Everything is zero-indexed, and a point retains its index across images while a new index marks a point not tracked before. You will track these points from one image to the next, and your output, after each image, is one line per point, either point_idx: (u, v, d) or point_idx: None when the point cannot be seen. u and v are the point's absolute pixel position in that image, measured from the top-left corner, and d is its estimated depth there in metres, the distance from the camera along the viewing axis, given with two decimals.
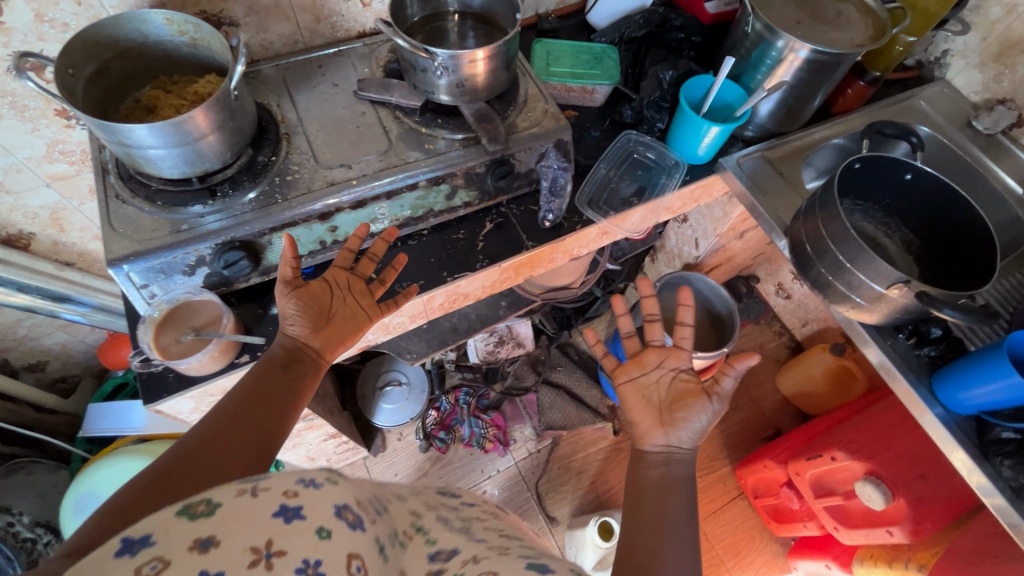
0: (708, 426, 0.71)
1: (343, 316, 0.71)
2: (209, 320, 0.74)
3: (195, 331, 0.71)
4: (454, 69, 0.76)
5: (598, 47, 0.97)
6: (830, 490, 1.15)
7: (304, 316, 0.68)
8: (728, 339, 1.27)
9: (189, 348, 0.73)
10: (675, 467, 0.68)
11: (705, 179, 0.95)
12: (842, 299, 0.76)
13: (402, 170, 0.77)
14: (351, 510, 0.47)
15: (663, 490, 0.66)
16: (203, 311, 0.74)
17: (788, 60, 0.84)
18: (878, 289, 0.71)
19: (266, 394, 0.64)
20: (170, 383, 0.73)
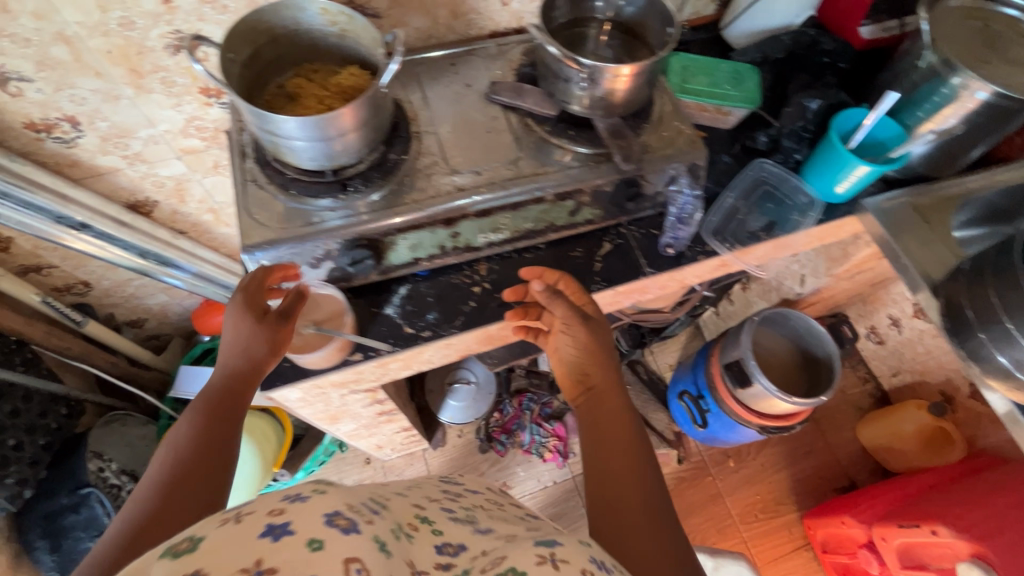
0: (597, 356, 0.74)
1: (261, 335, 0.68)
2: (327, 312, 0.73)
3: (316, 325, 0.71)
4: (597, 82, 0.73)
5: (735, 66, 0.90)
6: (919, 564, 1.07)
7: (235, 343, 0.67)
8: (824, 385, 1.18)
9: (304, 342, 0.72)
10: (620, 407, 0.71)
11: (840, 220, 0.88)
12: (1001, 374, 0.69)
13: (531, 181, 0.74)
14: (344, 516, 0.42)
15: (620, 445, 0.66)
16: (321, 304, 0.74)
17: (961, 100, 0.76)
18: None
19: (212, 414, 0.64)
20: (286, 371, 0.74)
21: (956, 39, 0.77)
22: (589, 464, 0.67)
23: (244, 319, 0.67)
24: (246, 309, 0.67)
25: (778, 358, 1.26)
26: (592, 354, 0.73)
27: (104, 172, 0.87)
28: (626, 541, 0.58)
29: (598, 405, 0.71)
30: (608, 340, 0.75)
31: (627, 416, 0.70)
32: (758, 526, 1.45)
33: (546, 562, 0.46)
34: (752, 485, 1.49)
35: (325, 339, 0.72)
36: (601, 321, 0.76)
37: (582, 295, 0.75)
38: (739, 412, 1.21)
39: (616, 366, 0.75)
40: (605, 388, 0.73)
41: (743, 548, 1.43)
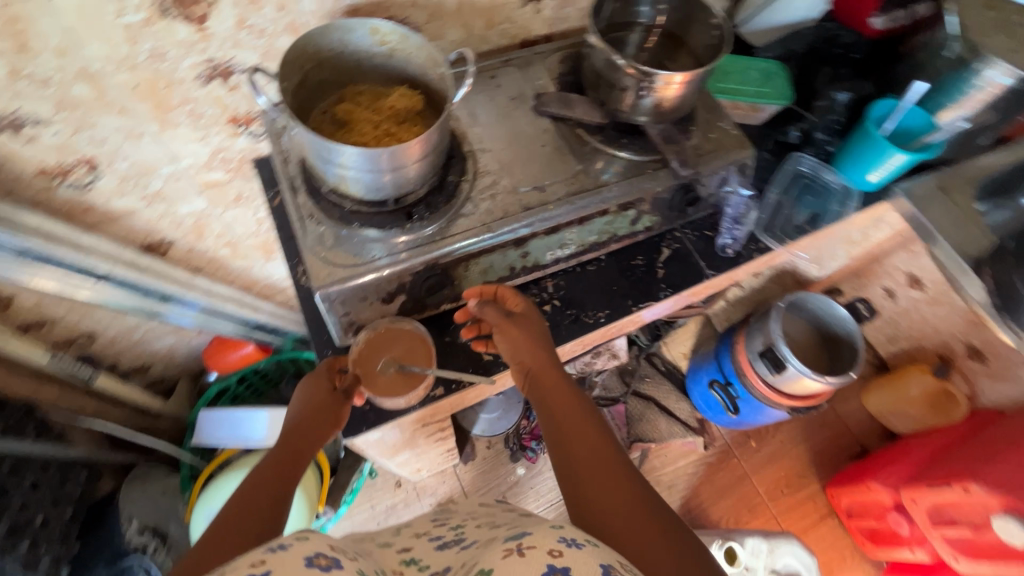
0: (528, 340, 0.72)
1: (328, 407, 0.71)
2: (410, 351, 0.75)
3: (399, 365, 0.73)
4: (651, 90, 0.73)
5: (765, 65, 0.92)
6: (951, 520, 1.15)
7: (307, 408, 0.70)
8: (847, 362, 1.24)
9: (391, 383, 0.74)
10: (563, 384, 0.68)
11: (874, 206, 0.91)
12: None
13: (595, 194, 0.73)
14: (325, 558, 0.42)
15: (569, 419, 0.64)
16: (402, 341, 0.75)
17: (987, 88, 0.79)
18: None
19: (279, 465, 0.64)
20: (369, 416, 0.77)
21: (982, 26, 0.80)
22: (550, 446, 0.63)
23: (315, 391, 0.71)
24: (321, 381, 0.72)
25: (799, 340, 1.30)
26: (525, 345, 0.72)
27: (120, 215, 0.80)
28: (597, 505, 0.53)
29: (540, 387, 0.69)
30: (539, 326, 0.74)
31: (570, 390, 0.68)
32: (785, 500, 1.51)
33: (512, 553, 0.45)
34: (774, 462, 1.55)
35: (415, 379, 0.75)
36: (530, 312, 0.75)
37: (514, 296, 0.75)
38: (769, 396, 1.24)
39: (550, 347, 0.73)
40: (543, 369, 0.71)
41: (775, 524, 1.48)
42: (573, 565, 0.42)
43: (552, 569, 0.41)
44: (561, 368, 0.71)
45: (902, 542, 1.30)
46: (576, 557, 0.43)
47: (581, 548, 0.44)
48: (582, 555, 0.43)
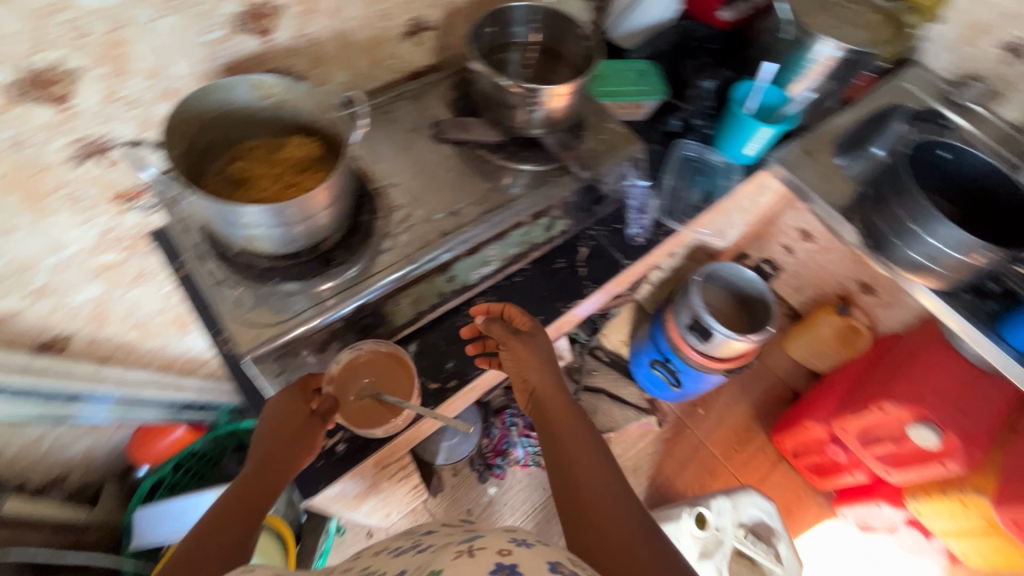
0: (531, 360, 0.76)
1: (306, 428, 0.67)
2: (391, 377, 0.74)
3: (376, 395, 0.72)
4: (541, 104, 0.77)
5: (638, 65, 1.00)
6: (877, 439, 1.28)
7: (282, 428, 0.66)
8: (763, 319, 1.36)
9: (365, 412, 0.73)
10: (565, 407, 0.74)
11: (756, 176, 1.01)
12: (920, 270, 0.84)
13: (507, 209, 0.77)
14: None
15: (571, 438, 0.69)
16: (385, 366, 0.74)
17: (822, 62, 0.91)
18: (960, 257, 0.79)
19: (259, 474, 0.65)
20: (324, 471, 0.73)
21: (807, 9, 0.92)
22: (550, 460, 0.69)
23: (291, 413, 0.67)
24: (302, 397, 0.69)
25: (720, 308, 1.41)
26: (531, 363, 0.76)
27: (3, 318, 0.73)
28: (596, 522, 0.59)
29: (543, 407, 0.74)
30: (546, 349, 0.78)
31: (572, 413, 0.73)
32: (739, 456, 1.61)
33: (462, 554, 0.48)
34: (723, 423, 1.65)
35: (391, 411, 0.74)
36: (536, 332, 0.79)
37: (521, 315, 0.79)
38: (704, 363, 1.33)
39: (556, 370, 0.78)
40: (546, 391, 0.76)
41: (734, 480, 1.58)
42: (520, 561, 0.46)
43: (499, 566, 0.45)
44: (563, 390, 0.76)
45: (842, 469, 1.43)
46: (523, 554, 0.47)
47: (530, 548, 0.49)
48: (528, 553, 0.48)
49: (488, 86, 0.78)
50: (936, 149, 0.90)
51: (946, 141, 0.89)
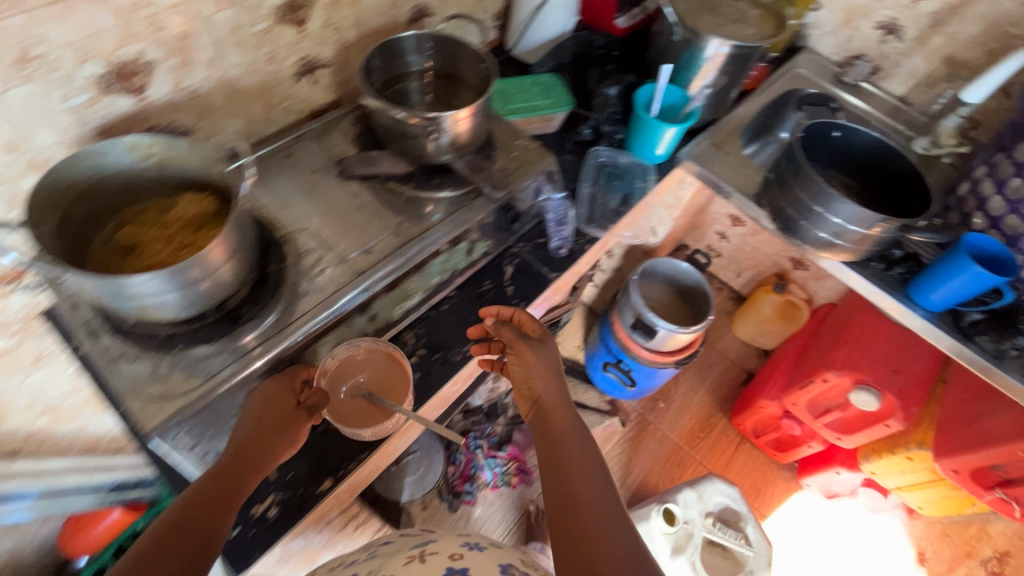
0: (539, 365, 0.74)
1: (286, 418, 0.64)
2: (383, 378, 0.76)
3: (371, 396, 0.73)
4: (443, 130, 0.77)
5: (542, 79, 1.02)
6: (826, 409, 1.32)
7: (266, 417, 0.63)
8: (704, 308, 1.39)
9: (355, 412, 0.74)
10: (566, 419, 0.70)
11: (670, 174, 1.04)
12: (828, 246, 0.87)
13: (423, 239, 0.76)
14: None
15: (568, 451, 0.66)
16: (379, 367, 0.76)
17: (713, 58, 0.95)
18: (860, 230, 0.83)
19: (237, 461, 0.61)
20: (257, 541, 0.68)
21: (691, 12, 0.95)
22: (544, 471, 0.66)
23: (278, 398, 0.65)
24: (289, 384, 0.67)
25: (661, 303, 1.44)
26: (541, 369, 0.74)
27: None
28: (588, 547, 0.56)
29: (546, 416, 0.71)
30: (553, 357, 0.76)
31: (572, 426, 0.70)
32: (703, 443, 1.64)
33: (413, 559, 0.57)
34: (685, 413, 1.68)
35: (379, 413, 0.74)
36: (547, 340, 0.78)
37: (532, 322, 0.78)
38: (654, 359, 1.35)
39: (562, 380, 0.75)
40: (552, 400, 0.73)
41: (703, 468, 1.60)
42: (470, 564, 0.56)
43: (450, 570, 0.55)
44: (566, 402, 0.73)
45: (800, 441, 1.47)
46: (474, 558, 0.57)
47: (481, 551, 0.59)
48: (480, 557, 0.57)
49: (387, 118, 0.76)
50: (830, 128, 0.94)
51: (840, 121, 0.93)
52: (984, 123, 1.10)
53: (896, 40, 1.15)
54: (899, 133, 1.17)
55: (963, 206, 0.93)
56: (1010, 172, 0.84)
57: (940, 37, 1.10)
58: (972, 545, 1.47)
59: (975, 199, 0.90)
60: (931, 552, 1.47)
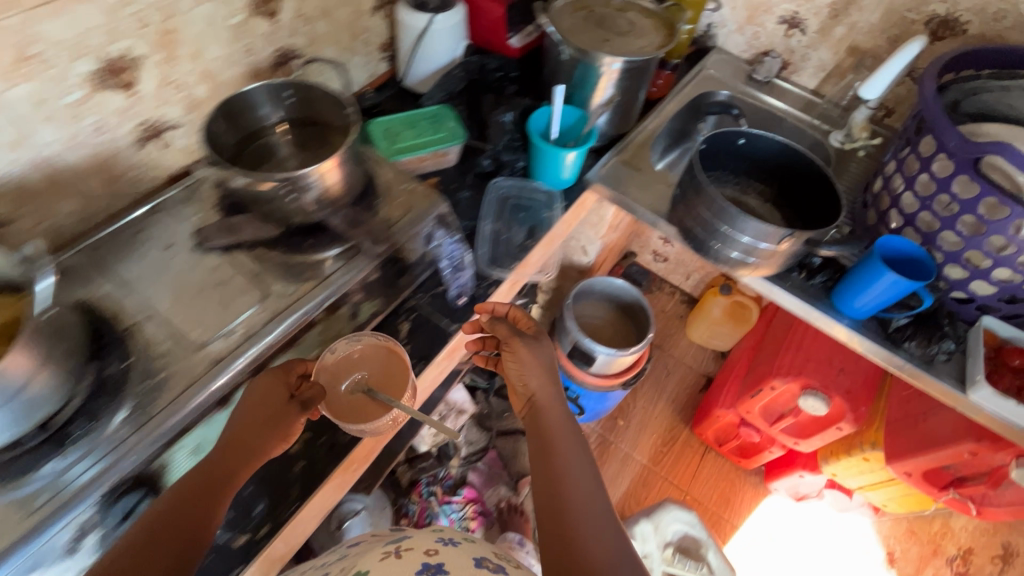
0: (530, 364, 0.71)
1: (278, 415, 0.62)
2: (384, 373, 0.72)
3: (370, 389, 0.69)
4: (304, 188, 0.70)
5: (430, 112, 0.95)
6: (780, 414, 1.27)
7: (259, 410, 0.62)
8: (644, 324, 1.35)
9: (352, 409, 0.69)
10: (561, 420, 0.68)
11: (579, 198, 0.98)
12: (741, 265, 0.81)
13: (291, 310, 0.69)
14: None
15: (562, 451, 0.63)
16: (380, 363, 0.72)
17: (606, 74, 0.89)
18: (768, 246, 0.76)
19: (229, 454, 0.59)
20: None
21: (576, 28, 0.90)
22: (539, 468, 0.63)
23: (271, 392, 0.63)
24: (284, 378, 0.64)
25: (602, 323, 1.38)
26: (536, 367, 0.71)
27: None
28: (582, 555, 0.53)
29: (539, 415, 0.68)
30: (550, 355, 0.73)
31: (568, 428, 0.67)
32: (667, 458, 1.59)
33: (389, 555, 0.55)
34: (646, 429, 1.63)
35: (376, 411, 0.69)
36: (542, 338, 0.75)
37: (527, 319, 0.76)
38: (601, 383, 1.28)
39: (558, 381, 0.72)
40: (546, 399, 0.70)
41: (669, 485, 1.55)
42: (446, 560, 0.54)
43: (425, 566, 0.53)
44: (560, 401, 0.70)
45: (762, 447, 1.42)
46: (450, 553, 0.55)
47: (456, 546, 0.58)
48: (453, 551, 0.56)
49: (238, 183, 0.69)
50: (734, 137, 0.90)
51: (743, 128, 0.89)
52: (896, 110, 1.07)
53: (800, 34, 1.12)
54: (816, 128, 1.13)
55: (879, 205, 0.89)
56: (916, 169, 0.80)
57: (842, 27, 1.07)
58: (938, 543, 1.45)
59: (889, 197, 0.86)
60: (900, 551, 1.44)
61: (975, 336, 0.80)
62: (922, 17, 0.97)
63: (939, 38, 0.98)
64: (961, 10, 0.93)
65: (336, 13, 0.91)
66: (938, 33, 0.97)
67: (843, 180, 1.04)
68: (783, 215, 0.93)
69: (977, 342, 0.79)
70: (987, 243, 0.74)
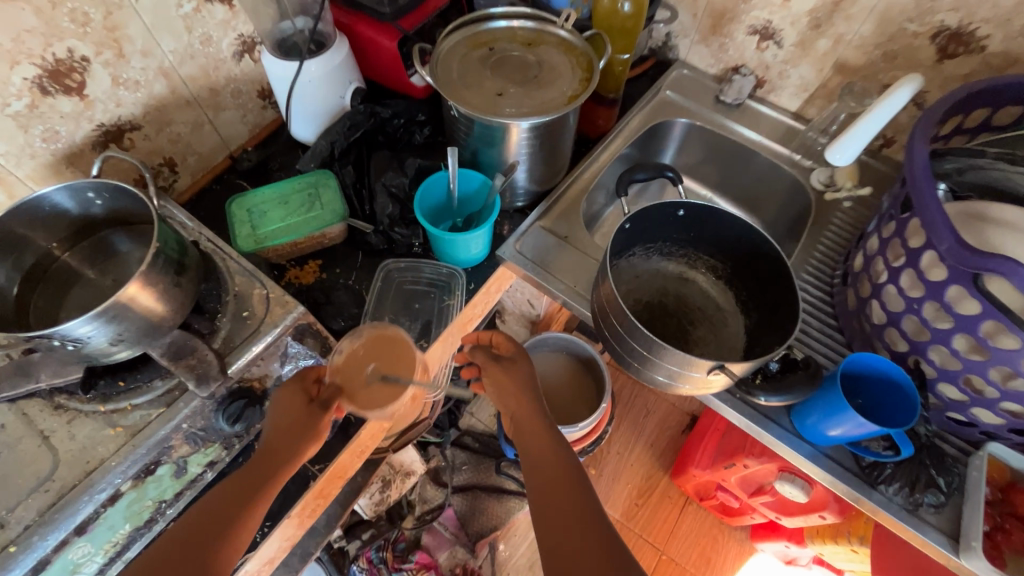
0: (515, 382, 0.67)
1: (302, 421, 0.59)
2: (398, 359, 0.64)
3: (384, 377, 0.62)
4: (106, 327, 0.54)
5: (305, 182, 0.79)
6: (760, 487, 1.10)
7: (284, 426, 0.58)
8: (602, 382, 1.20)
9: (377, 398, 0.61)
10: (547, 438, 0.61)
11: (492, 278, 0.81)
12: (662, 386, 0.65)
13: (83, 489, 0.55)
14: None
15: (552, 468, 0.57)
16: (390, 348, 0.64)
17: (510, 134, 0.70)
18: (697, 374, 0.60)
19: (247, 478, 0.55)
20: None
21: (467, 79, 0.71)
22: (533, 493, 0.56)
23: (289, 403, 0.59)
24: (298, 389, 0.61)
25: (564, 381, 1.22)
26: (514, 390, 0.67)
27: None
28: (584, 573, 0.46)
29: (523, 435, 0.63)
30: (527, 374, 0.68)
31: (554, 443, 0.60)
32: (643, 512, 1.45)
33: None
34: (620, 479, 1.48)
35: (396, 394, 0.62)
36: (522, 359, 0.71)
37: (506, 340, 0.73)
38: None
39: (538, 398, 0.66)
40: (529, 417, 0.64)
41: (643, 543, 1.41)
42: None
43: None
44: (544, 419, 0.63)
45: (744, 510, 1.27)
46: None
47: None
48: None
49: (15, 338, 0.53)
50: (673, 209, 0.70)
51: (682, 198, 0.69)
52: (896, 140, 0.86)
53: (776, 47, 0.90)
54: (795, 164, 0.93)
55: (860, 288, 0.70)
56: (902, 260, 0.61)
57: (826, 40, 0.84)
58: None
59: (870, 284, 0.67)
60: None
61: (976, 472, 0.61)
62: (927, 29, 0.75)
63: (950, 56, 0.75)
64: (978, 21, 0.71)
65: (180, 69, 0.75)
66: (947, 49, 0.75)
67: (822, 237, 0.84)
68: (737, 296, 0.75)
69: (978, 483, 0.61)
70: (990, 370, 0.56)
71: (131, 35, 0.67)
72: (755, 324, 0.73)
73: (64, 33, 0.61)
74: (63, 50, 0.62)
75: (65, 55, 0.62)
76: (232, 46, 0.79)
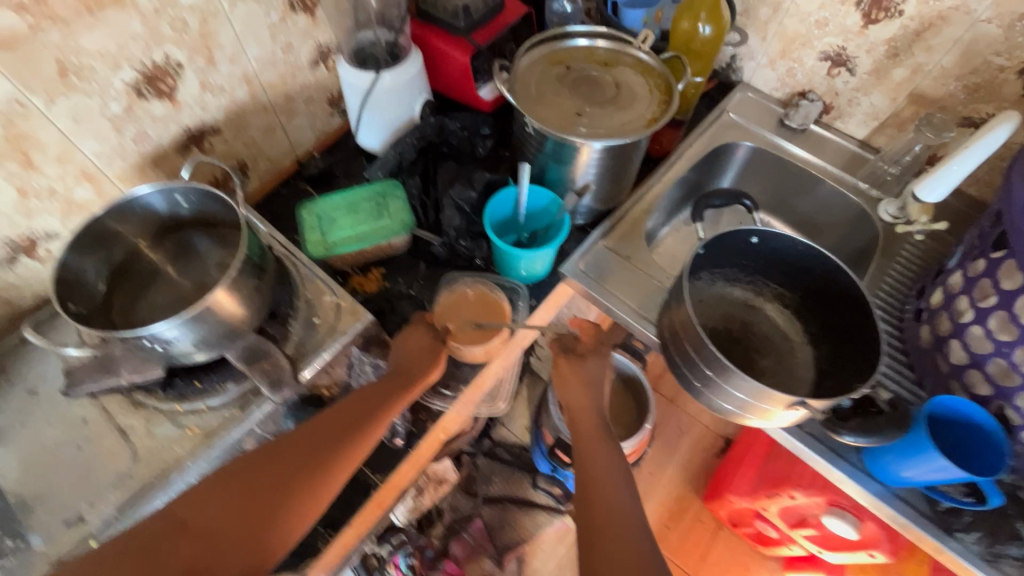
0: (588, 373, 0.70)
1: (411, 363, 0.66)
2: (485, 310, 0.74)
3: (478, 322, 0.71)
4: (190, 330, 0.55)
5: (375, 190, 0.80)
6: (803, 519, 1.09)
7: (398, 367, 0.65)
8: (645, 402, 1.18)
9: (475, 336, 0.72)
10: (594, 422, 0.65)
11: (552, 295, 0.81)
12: (727, 413, 0.64)
13: (161, 487, 0.56)
14: None
15: (593, 442, 0.61)
16: (487, 302, 0.74)
17: (585, 154, 0.70)
18: (747, 398, 0.60)
19: (381, 393, 0.62)
20: None
21: (544, 97, 0.72)
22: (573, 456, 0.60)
23: (415, 338, 0.68)
24: (417, 325, 0.70)
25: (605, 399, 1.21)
26: (575, 379, 0.70)
27: None
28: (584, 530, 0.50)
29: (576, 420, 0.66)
30: (594, 372, 0.71)
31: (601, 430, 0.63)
32: (674, 534, 1.42)
33: None
34: (652, 500, 1.46)
35: (489, 335, 0.71)
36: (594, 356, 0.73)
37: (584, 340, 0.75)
38: None
39: (599, 392, 0.69)
40: (584, 407, 0.67)
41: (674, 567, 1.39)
42: None
43: None
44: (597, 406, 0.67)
45: (780, 541, 1.25)
46: None
47: None
48: None
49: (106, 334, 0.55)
50: (746, 236, 0.69)
51: (758, 225, 0.68)
52: (973, 173, 0.83)
53: (848, 74, 0.89)
54: (862, 192, 0.91)
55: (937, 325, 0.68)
56: (991, 301, 0.59)
57: (903, 69, 0.83)
58: None
59: (951, 322, 0.65)
60: None
61: None
62: (1014, 64, 0.73)
63: None
64: None
65: (261, 76, 0.76)
66: None
67: (890, 269, 0.83)
68: (807, 327, 0.74)
69: None
70: None
71: (222, 42, 0.69)
72: (826, 356, 0.71)
73: (163, 39, 0.63)
74: (161, 56, 0.63)
75: (162, 60, 0.64)
76: (309, 55, 0.81)
